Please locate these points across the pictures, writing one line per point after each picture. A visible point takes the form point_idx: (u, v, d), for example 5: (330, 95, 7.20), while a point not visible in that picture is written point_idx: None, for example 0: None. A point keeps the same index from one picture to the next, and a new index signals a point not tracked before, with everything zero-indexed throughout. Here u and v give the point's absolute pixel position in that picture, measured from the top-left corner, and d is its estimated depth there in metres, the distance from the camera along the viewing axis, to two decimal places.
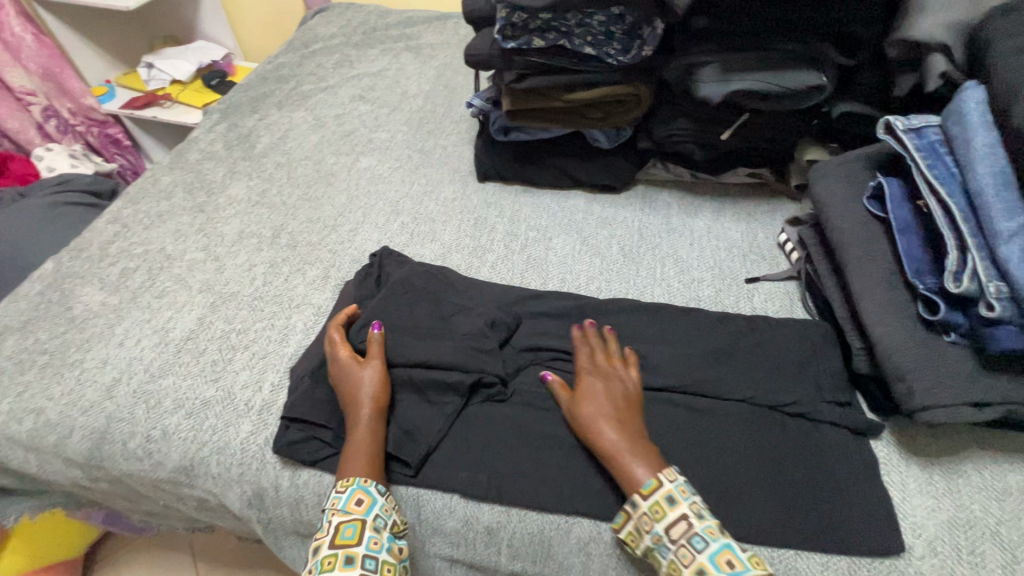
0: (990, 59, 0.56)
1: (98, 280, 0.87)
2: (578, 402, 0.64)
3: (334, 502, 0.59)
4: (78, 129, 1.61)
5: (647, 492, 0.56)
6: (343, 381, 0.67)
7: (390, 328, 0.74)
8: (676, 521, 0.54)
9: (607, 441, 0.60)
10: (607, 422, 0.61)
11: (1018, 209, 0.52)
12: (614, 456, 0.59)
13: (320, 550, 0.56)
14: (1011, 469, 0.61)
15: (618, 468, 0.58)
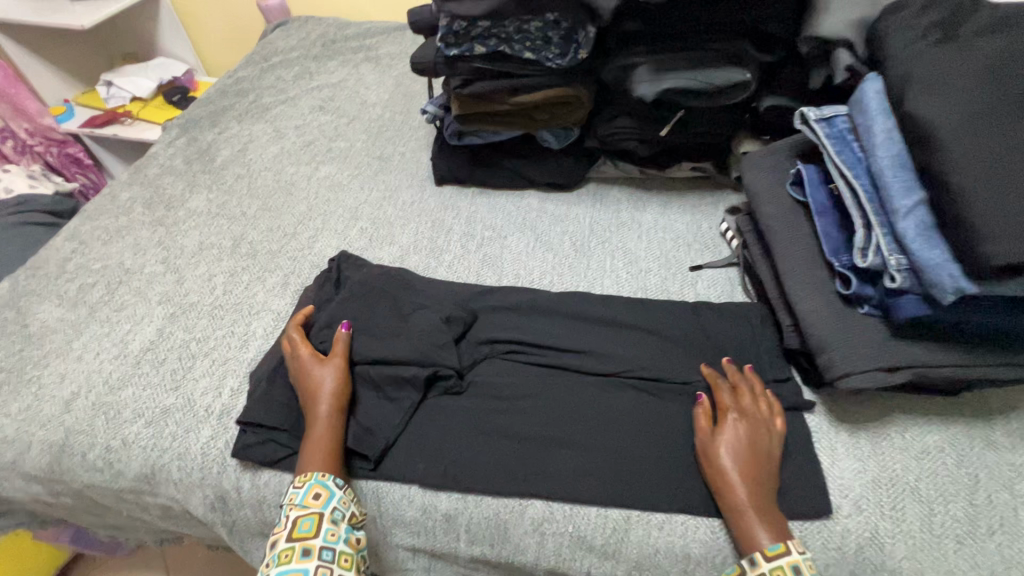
0: (885, 51, 0.61)
1: (55, 297, 0.88)
2: (718, 445, 0.62)
3: (292, 496, 0.62)
4: (36, 149, 1.60)
5: (771, 555, 0.55)
6: (304, 380, 0.69)
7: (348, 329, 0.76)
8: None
9: (741, 499, 0.58)
10: (746, 478, 0.59)
11: (913, 187, 0.56)
12: (750, 517, 0.57)
13: (278, 543, 0.59)
14: (929, 430, 0.66)
15: (745, 527, 0.57)
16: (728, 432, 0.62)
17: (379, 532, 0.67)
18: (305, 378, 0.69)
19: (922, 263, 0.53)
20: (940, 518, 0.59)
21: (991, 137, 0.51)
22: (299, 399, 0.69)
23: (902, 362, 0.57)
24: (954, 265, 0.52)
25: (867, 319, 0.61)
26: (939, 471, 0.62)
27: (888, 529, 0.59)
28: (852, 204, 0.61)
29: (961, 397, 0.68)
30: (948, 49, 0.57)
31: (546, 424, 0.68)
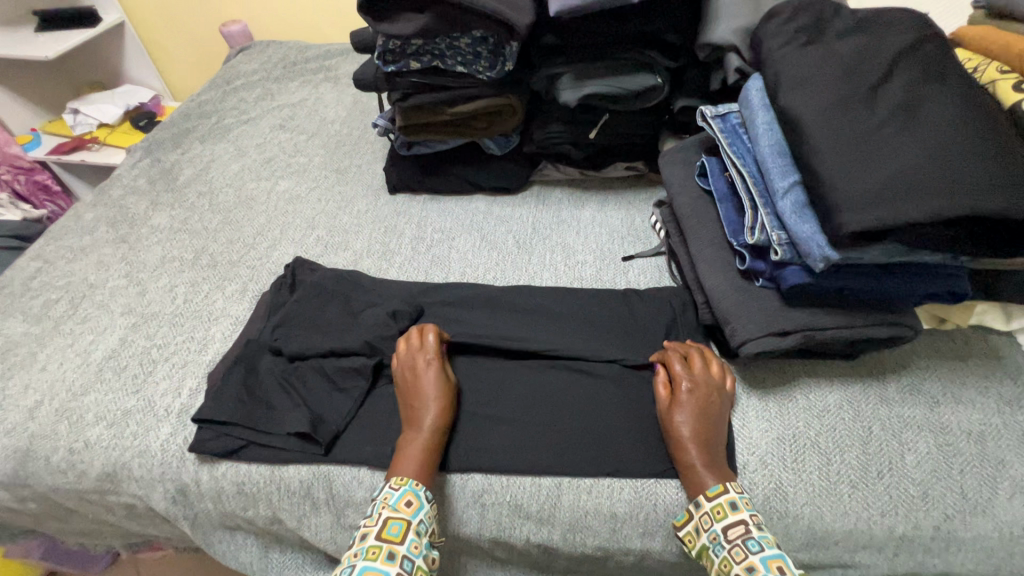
0: (763, 54, 0.69)
1: (20, 313, 0.91)
2: (671, 406, 0.67)
3: (385, 496, 0.62)
4: (3, 178, 1.62)
5: (712, 495, 0.61)
6: (427, 388, 0.70)
7: (302, 326, 0.82)
8: (735, 524, 0.59)
9: (693, 452, 0.64)
10: (695, 433, 0.64)
11: (790, 171, 0.64)
12: (699, 465, 0.63)
13: (365, 538, 0.59)
14: (830, 391, 0.72)
15: (694, 476, 0.63)
16: (681, 393, 0.67)
17: (333, 514, 0.71)
18: (421, 389, 0.70)
19: (797, 236, 0.61)
20: (836, 466, 0.65)
21: (844, 123, 0.60)
22: (413, 407, 0.69)
23: (791, 326, 0.64)
24: (822, 236, 0.59)
25: (763, 290, 0.68)
26: (837, 426, 0.69)
27: (790, 479, 0.65)
28: (743, 189, 0.69)
29: (859, 359, 0.75)
30: (811, 50, 0.66)
31: (485, 404, 0.74)
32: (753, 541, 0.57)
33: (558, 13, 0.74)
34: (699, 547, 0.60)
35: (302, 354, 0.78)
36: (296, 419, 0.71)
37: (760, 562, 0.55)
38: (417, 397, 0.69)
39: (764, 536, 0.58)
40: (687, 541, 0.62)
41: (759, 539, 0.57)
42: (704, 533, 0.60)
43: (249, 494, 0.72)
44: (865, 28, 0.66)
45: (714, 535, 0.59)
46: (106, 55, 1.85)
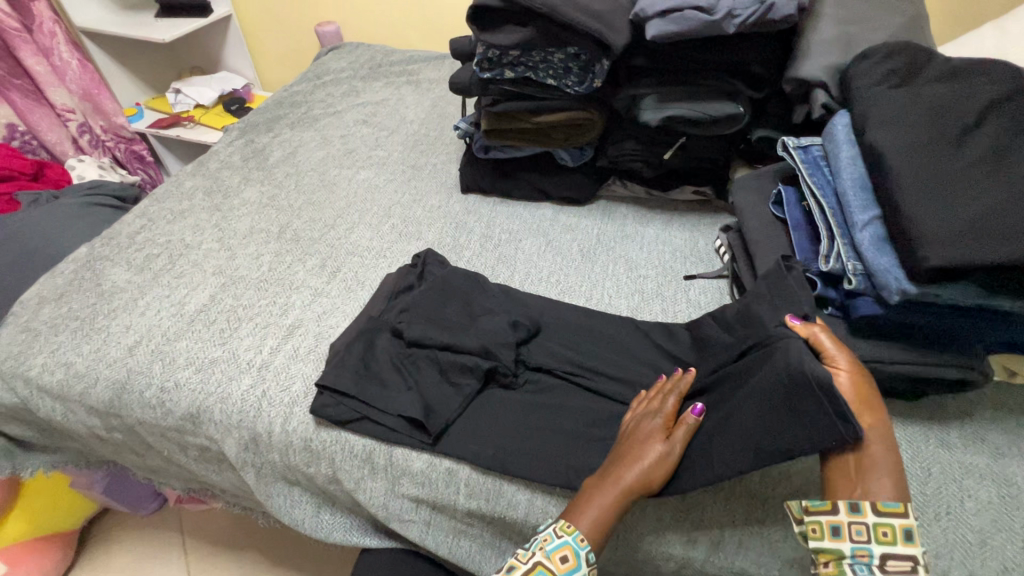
0: (852, 92, 0.72)
1: (125, 262, 1.00)
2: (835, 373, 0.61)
3: (545, 539, 0.61)
4: (107, 145, 1.77)
5: (885, 510, 0.53)
6: (640, 448, 0.63)
7: (426, 317, 0.84)
8: (902, 558, 0.52)
9: (873, 440, 0.57)
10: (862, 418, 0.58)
11: (870, 205, 0.66)
12: (882, 457, 0.56)
13: (512, 572, 0.59)
14: (890, 428, 0.72)
15: (869, 470, 0.55)
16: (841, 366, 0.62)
17: (388, 481, 0.76)
18: (639, 446, 0.64)
19: (873, 267, 0.62)
20: None
21: (931, 162, 0.61)
22: (620, 452, 0.65)
23: (857, 355, 0.65)
24: (900, 270, 0.60)
25: (830, 319, 0.69)
26: None
27: None
28: (820, 219, 0.71)
29: (922, 401, 0.75)
30: (901, 92, 0.68)
31: (542, 396, 0.77)
32: None
33: (654, 37, 0.78)
34: (823, 543, 0.54)
35: (420, 341, 0.81)
36: (409, 403, 0.75)
37: None
38: (627, 445, 0.65)
39: None
40: (813, 530, 0.55)
41: None
42: (847, 539, 0.53)
43: (314, 451, 0.77)
44: (958, 75, 0.68)
45: (863, 552, 0.53)
46: (210, 43, 2.01)
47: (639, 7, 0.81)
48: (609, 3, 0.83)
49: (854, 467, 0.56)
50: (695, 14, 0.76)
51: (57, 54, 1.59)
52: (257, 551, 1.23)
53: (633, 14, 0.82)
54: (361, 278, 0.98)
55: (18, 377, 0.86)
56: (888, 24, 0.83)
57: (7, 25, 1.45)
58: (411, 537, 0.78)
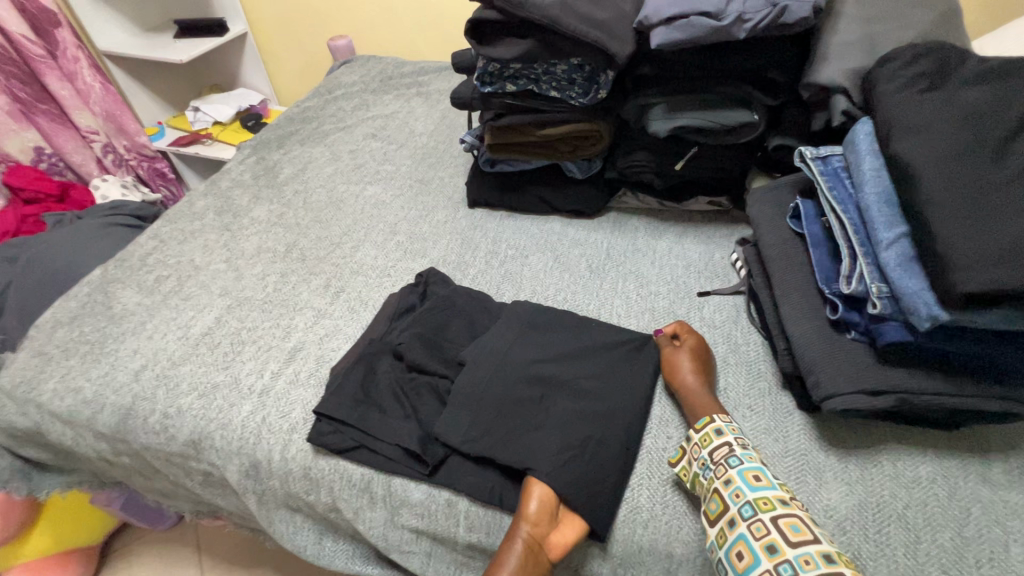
0: (875, 99, 0.67)
1: (136, 285, 1.02)
2: (674, 352, 0.77)
3: None
4: (131, 163, 1.83)
5: (700, 427, 0.66)
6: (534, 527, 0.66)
7: (426, 339, 0.82)
8: (719, 446, 0.63)
9: (697, 378, 0.73)
10: (705, 378, 0.73)
11: (896, 221, 0.60)
12: (696, 394, 0.71)
13: None
14: (923, 461, 0.66)
15: (688, 399, 0.71)
16: (690, 342, 0.77)
17: (388, 511, 0.73)
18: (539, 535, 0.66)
19: (900, 290, 0.57)
20: (925, 546, 0.60)
21: (965, 174, 0.56)
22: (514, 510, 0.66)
23: (885, 385, 0.60)
24: (930, 293, 0.55)
25: (854, 343, 0.64)
26: (929, 501, 0.63)
27: (871, 551, 0.60)
28: (840, 236, 0.66)
29: (961, 432, 0.69)
30: (930, 97, 0.63)
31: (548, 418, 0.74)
32: (734, 458, 0.62)
33: (659, 46, 0.74)
34: (691, 477, 0.64)
35: (421, 367, 0.79)
36: (407, 433, 0.72)
37: (737, 474, 0.60)
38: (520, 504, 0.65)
39: (746, 455, 0.62)
40: (683, 475, 0.65)
41: (740, 455, 0.62)
42: (695, 462, 0.64)
43: (313, 480, 0.75)
44: (994, 77, 0.62)
45: (702, 459, 0.63)
46: (227, 61, 2.05)
47: (643, 14, 0.77)
48: (611, 12, 0.80)
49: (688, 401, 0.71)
50: (702, 20, 0.72)
51: (81, 78, 1.64)
52: (268, 570, 1.23)
53: (637, 22, 0.78)
54: (365, 298, 0.96)
55: (31, 402, 0.87)
56: (916, 21, 0.77)
57: (31, 52, 1.50)
58: (412, 568, 0.76)
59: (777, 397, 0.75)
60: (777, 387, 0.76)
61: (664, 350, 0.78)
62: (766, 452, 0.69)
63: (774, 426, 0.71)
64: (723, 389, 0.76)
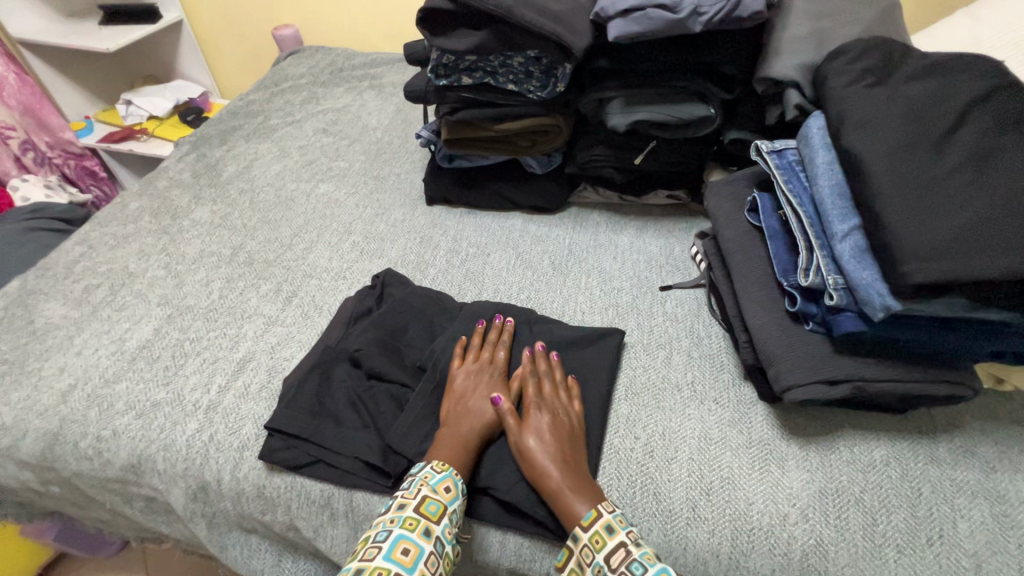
0: (827, 95, 0.68)
1: (61, 296, 0.93)
2: (519, 434, 0.66)
3: (426, 475, 0.62)
4: (55, 162, 1.67)
5: (587, 524, 0.59)
6: (482, 398, 0.70)
7: (384, 344, 0.78)
8: (616, 549, 0.56)
9: (558, 468, 0.62)
10: (566, 458, 0.64)
11: (849, 214, 0.62)
12: (564, 492, 0.61)
13: (404, 508, 0.59)
14: (877, 445, 0.68)
15: (557, 498, 0.61)
16: (533, 416, 0.67)
17: (349, 528, 0.70)
18: (473, 396, 0.70)
19: (855, 282, 0.58)
20: (882, 527, 0.62)
21: (912, 167, 0.58)
22: (458, 400, 0.70)
23: (841, 375, 0.61)
24: (883, 284, 0.56)
25: (812, 335, 0.65)
26: (884, 484, 0.65)
27: (832, 537, 0.61)
28: (797, 229, 0.67)
29: (909, 415, 0.72)
30: (878, 91, 0.64)
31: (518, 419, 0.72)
32: (635, 562, 0.55)
33: (616, 38, 0.73)
34: None
35: (382, 375, 0.76)
36: (366, 445, 0.69)
37: None
38: (468, 397, 0.70)
39: (645, 554, 0.56)
40: None
41: (640, 560, 0.55)
42: (589, 568, 0.57)
43: (268, 499, 0.71)
44: (935, 72, 0.65)
45: (597, 567, 0.56)
46: (162, 51, 1.92)
47: (600, 6, 0.76)
48: (567, 3, 0.78)
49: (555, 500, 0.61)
50: (659, 13, 0.71)
51: None
52: None
53: (594, 14, 0.77)
54: (319, 303, 0.91)
55: None
56: (861, 18, 0.79)
57: None
58: None
59: (740, 389, 0.76)
60: (739, 379, 0.77)
61: (510, 434, 0.66)
62: (731, 445, 0.69)
63: (738, 418, 0.72)
64: (688, 383, 0.77)
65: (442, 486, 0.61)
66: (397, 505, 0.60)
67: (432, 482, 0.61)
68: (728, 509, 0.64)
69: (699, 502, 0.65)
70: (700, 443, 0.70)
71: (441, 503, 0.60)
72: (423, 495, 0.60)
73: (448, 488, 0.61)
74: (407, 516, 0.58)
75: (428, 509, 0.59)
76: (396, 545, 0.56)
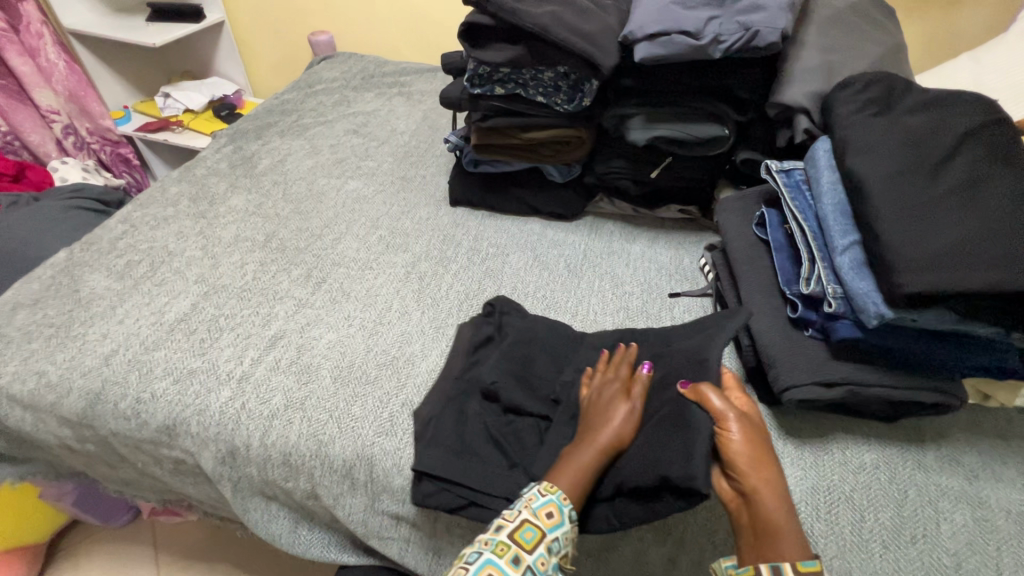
0: (833, 121, 0.74)
1: (104, 269, 0.99)
2: (736, 440, 0.58)
3: (530, 497, 0.60)
4: (92, 147, 1.75)
5: (804, 570, 0.51)
6: (604, 406, 0.66)
7: (516, 374, 0.76)
8: None
9: (776, 493, 0.55)
10: (782, 489, 0.56)
11: (850, 230, 0.67)
12: (780, 522, 0.53)
13: (500, 529, 0.58)
14: (868, 449, 0.73)
15: (771, 526, 0.53)
16: (757, 431, 0.60)
17: (368, 497, 0.74)
18: (597, 407, 0.67)
19: (853, 291, 0.63)
20: (869, 524, 0.66)
21: (908, 189, 0.63)
22: (586, 413, 0.67)
23: (836, 377, 0.66)
24: (878, 294, 0.61)
25: (811, 340, 0.70)
26: (873, 485, 0.69)
27: (822, 530, 0.65)
28: (801, 242, 0.72)
29: (899, 424, 0.76)
30: (880, 120, 0.70)
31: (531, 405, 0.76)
32: None
33: (642, 59, 0.80)
34: None
35: (518, 408, 0.73)
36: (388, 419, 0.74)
37: None
38: (593, 410, 0.67)
39: None
40: None
41: None
42: None
43: (293, 466, 0.76)
44: (935, 106, 0.71)
45: None
46: (201, 49, 2.00)
47: (628, 29, 0.83)
48: (598, 25, 0.85)
49: (766, 531, 0.53)
50: (682, 39, 0.78)
51: (44, 55, 1.57)
52: (230, 567, 1.20)
53: (622, 36, 0.84)
54: (346, 290, 0.97)
55: None
56: (868, 54, 0.86)
57: None
58: (390, 554, 0.77)
59: None
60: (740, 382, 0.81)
61: (723, 436, 0.59)
62: None
63: None
64: None
65: (543, 511, 0.59)
66: (495, 525, 0.59)
67: (535, 506, 0.59)
68: None
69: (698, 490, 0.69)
70: None
71: (539, 530, 0.58)
72: (522, 518, 0.59)
73: (549, 514, 0.59)
74: (500, 540, 0.57)
75: (522, 536, 0.58)
76: (482, 569, 0.56)
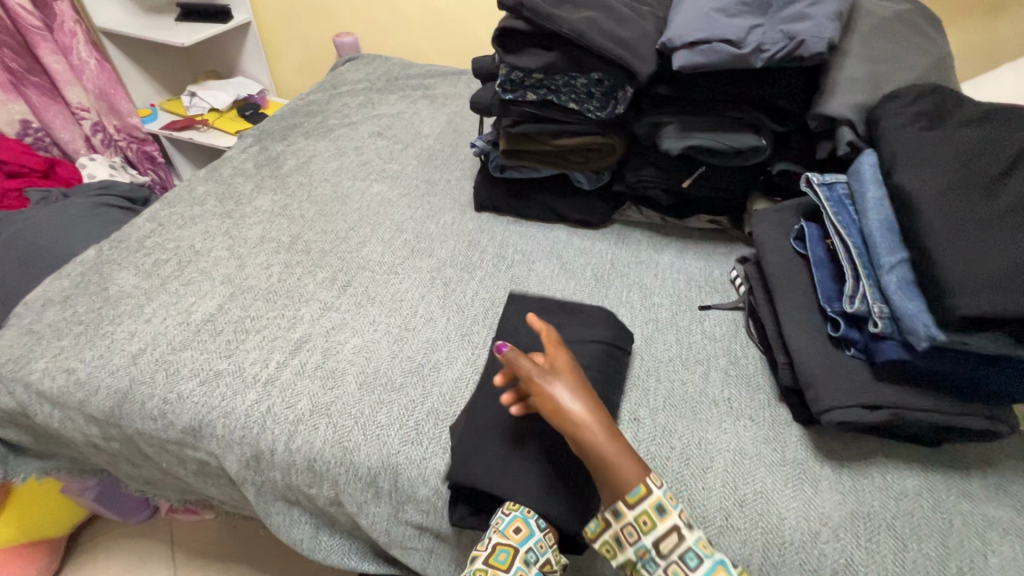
0: (881, 135, 0.72)
1: (132, 267, 0.99)
2: (547, 388, 0.63)
3: (497, 522, 0.64)
4: (119, 144, 1.78)
5: (634, 501, 0.58)
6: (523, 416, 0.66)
7: None
8: (666, 534, 0.57)
9: (600, 433, 0.61)
10: (604, 425, 0.62)
11: (898, 247, 0.65)
12: (603, 456, 0.60)
13: (475, 560, 0.62)
14: (910, 474, 0.70)
15: (602, 463, 0.60)
16: (562, 377, 0.65)
17: (392, 506, 0.74)
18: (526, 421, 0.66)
19: (901, 311, 0.61)
20: (912, 554, 0.63)
21: (963, 207, 0.61)
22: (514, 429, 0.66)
23: (881, 400, 0.64)
24: (928, 316, 0.59)
25: (853, 360, 0.68)
26: (915, 512, 0.66)
27: (863, 558, 0.63)
28: (844, 258, 0.70)
29: (941, 449, 0.73)
30: (932, 134, 0.68)
31: None
32: (690, 552, 0.56)
33: (681, 67, 0.78)
34: (620, 560, 0.58)
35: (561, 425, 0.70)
36: None
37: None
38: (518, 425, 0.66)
39: (698, 540, 0.57)
40: (608, 552, 0.59)
41: (694, 548, 0.56)
42: (630, 548, 0.58)
43: (318, 472, 0.75)
44: (989, 120, 0.68)
45: (643, 549, 0.57)
46: (227, 49, 2.02)
47: (667, 36, 0.81)
48: (635, 31, 0.84)
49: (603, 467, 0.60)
50: (723, 47, 0.76)
51: (77, 54, 1.59)
52: (244, 567, 1.20)
53: (660, 43, 0.82)
54: (372, 294, 0.96)
55: (19, 380, 0.85)
56: (914, 65, 0.83)
57: (27, 22, 1.45)
58: (412, 564, 0.76)
59: (775, 409, 0.78)
60: (775, 400, 0.79)
61: (540, 390, 0.64)
62: (765, 460, 0.71)
63: (773, 436, 0.74)
64: (724, 399, 0.79)
65: (511, 528, 0.63)
66: (471, 557, 0.63)
67: (501, 527, 0.63)
68: (761, 521, 0.66)
69: (733, 512, 0.67)
70: (735, 457, 0.72)
71: (510, 547, 0.62)
72: (493, 543, 0.62)
73: (517, 529, 0.63)
74: (477, 569, 0.61)
75: (498, 558, 0.61)
76: None
